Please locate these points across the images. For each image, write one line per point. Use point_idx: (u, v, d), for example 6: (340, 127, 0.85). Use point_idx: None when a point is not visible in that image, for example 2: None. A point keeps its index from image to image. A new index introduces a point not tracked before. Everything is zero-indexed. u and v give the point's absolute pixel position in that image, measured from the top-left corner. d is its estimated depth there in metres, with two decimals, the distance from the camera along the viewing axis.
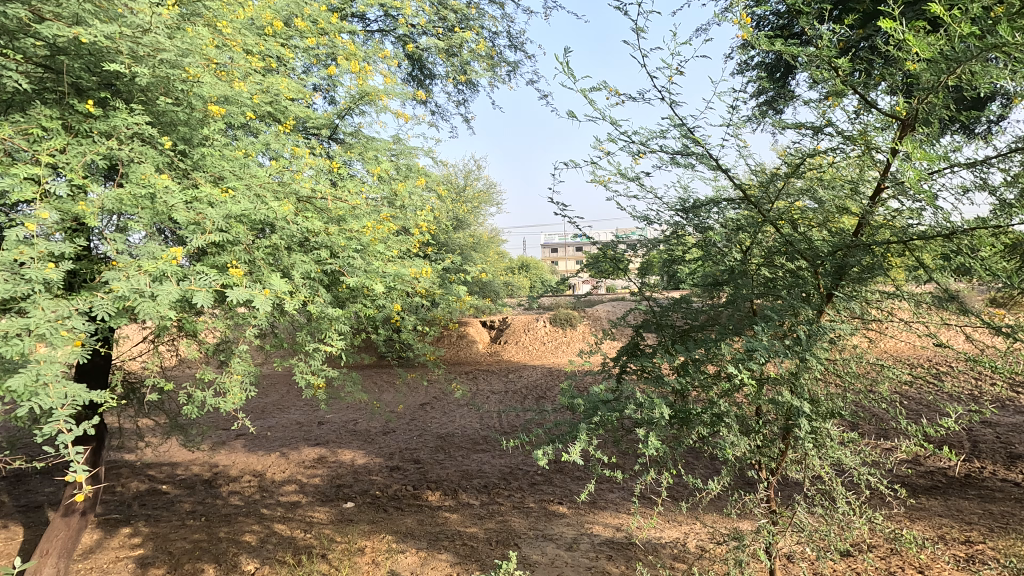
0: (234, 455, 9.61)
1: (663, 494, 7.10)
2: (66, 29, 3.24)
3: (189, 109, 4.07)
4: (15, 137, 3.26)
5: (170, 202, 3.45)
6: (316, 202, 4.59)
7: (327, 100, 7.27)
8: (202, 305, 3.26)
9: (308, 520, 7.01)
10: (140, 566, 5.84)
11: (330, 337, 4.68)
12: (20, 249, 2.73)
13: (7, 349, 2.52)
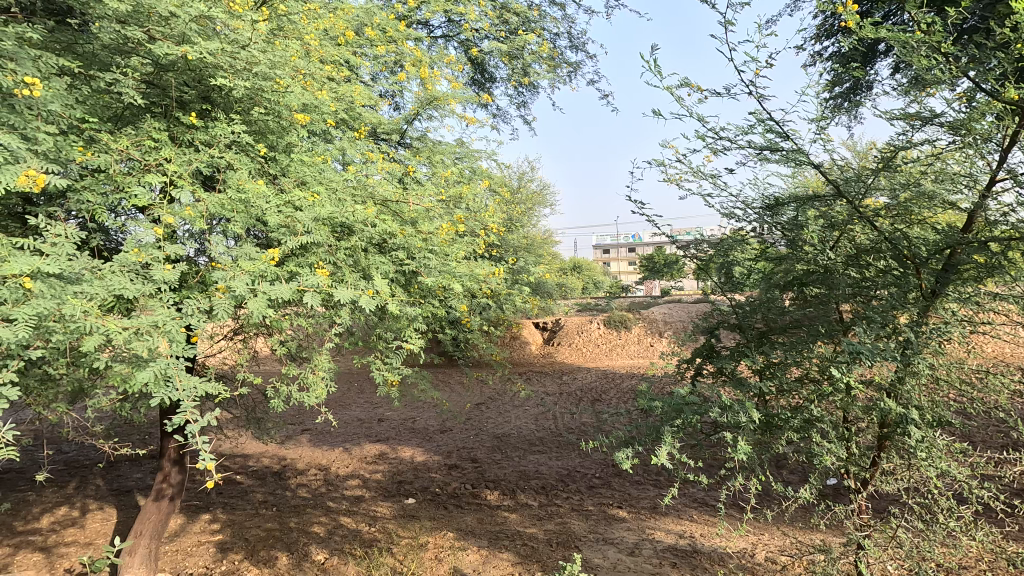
0: (301, 449, 10.01)
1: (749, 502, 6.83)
2: (175, 48, 3.49)
3: (278, 118, 4.30)
4: (132, 148, 3.56)
5: (264, 206, 3.66)
6: (393, 205, 4.70)
7: (394, 107, 7.48)
8: (310, 304, 3.54)
9: (373, 515, 7.22)
10: (219, 551, 6.17)
11: (403, 336, 4.81)
12: (141, 251, 3.01)
13: (142, 345, 2.81)
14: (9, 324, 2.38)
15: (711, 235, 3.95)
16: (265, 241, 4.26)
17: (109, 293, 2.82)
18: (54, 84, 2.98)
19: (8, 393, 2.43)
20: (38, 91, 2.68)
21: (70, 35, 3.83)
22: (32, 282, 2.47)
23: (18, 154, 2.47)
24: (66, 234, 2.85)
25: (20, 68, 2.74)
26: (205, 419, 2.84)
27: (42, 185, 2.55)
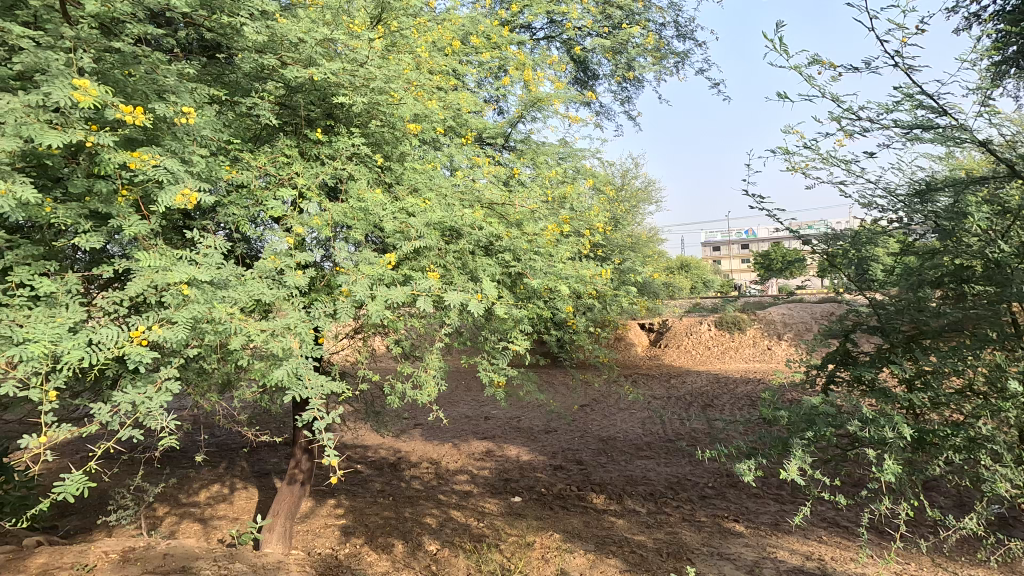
0: (414, 443, 10.51)
1: (898, 528, 6.06)
2: (304, 71, 3.82)
3: (392, 129, 4.55)
4: (269, 165, 3.93)
5: (381, 214, 3.87)
6: (498, 208, 4.76)
7: (498, 111, 7.62)
8: (425, 306, 3.69)
9: (480, 510, 7.40)
10: (343, 535, 6.62)
11: (509, 337, 4.86)
12: (276, 259, 3.32)
13: (278, 345, 3.09)
14: (171, 326, 2.70)
15: (838, 228, 3.56)
16: (381, 246, 4.50)
17: (250, 297, 3.13)
18: (206, 112, 3.34)
19: (171, 387, 2.76)
20: (193, 119, 3.00)
21: (218, 67, 4.32)
22: (189, 288, 2.78)
23: (178, 176, 2.79)
24: (216, 245, 3.19)
25: (178, 98, 3.11)
26: (331, 415, 3.09)
27: (196, 203, 2.85)
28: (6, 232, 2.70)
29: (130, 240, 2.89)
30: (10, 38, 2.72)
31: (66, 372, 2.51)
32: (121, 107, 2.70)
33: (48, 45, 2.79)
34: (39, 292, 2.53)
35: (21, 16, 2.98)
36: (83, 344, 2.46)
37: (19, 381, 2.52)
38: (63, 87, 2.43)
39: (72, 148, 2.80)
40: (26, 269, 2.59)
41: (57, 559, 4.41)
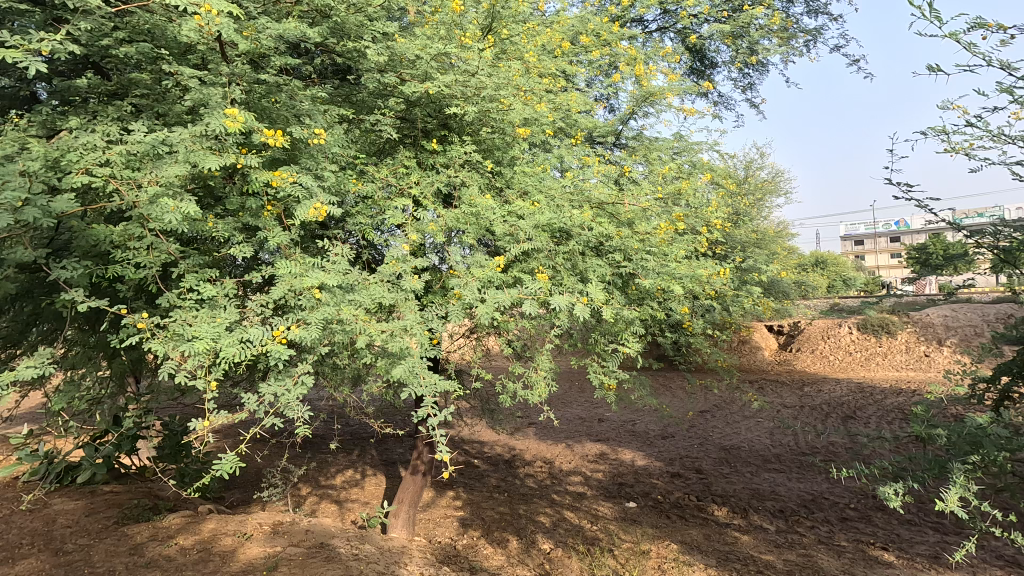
0: (528, 441, 10.67)
1: None
2: (420, 86, 4.08)
3: (502, 135, 4.67)
4: (390, 176, 4.22)
5: (491, 218, 3.99)
6: (608, 208, 4.68)
7: (608, 109, 7.50)
8: (533, 309, 3.72)
9: (594, 513, 7.32)
10: (461, 526, 6.91)
11: (620, 339, 4.76)
12: (396, 264, 3.56)
13: (397, 344, 3.31)
14: (306, 326, 3.00)
15: (1015, 217, 3.03)
16: (493, 249, 4.63)
17: (373, 300, 3.37)
18: (335, 131, 3.66)
19: (306, 380, 3.07)
20: (323, 139, 3.30)
21: (347, 88, 4.72)
22: (319, 292, 3.07)
23: (311, 191, 3.08)
24: (344, 253, 3.49)
25: (312, 121, 3.44)
26: (443, 413, 3.26)
27: (325, 215, 3.13)
28: (181, 244, 3.18)
29: (273, 249, 3.26)
30: (182, 79, 3.20)
31: (223, 365, 2.90)
32: (264, 132, 3.04)
33: (210, 82, 3.24)
34: (203, 295, 2.95)
35: (191, 60, 3.49)
36: (235, 341, 2.82)
37: (190, 372, 2.96)
38: (219, 118, 2.80)
39: (228, 170, 3.22)
40: (195, 276, 3.03)
41: (222, 526, 5.10)
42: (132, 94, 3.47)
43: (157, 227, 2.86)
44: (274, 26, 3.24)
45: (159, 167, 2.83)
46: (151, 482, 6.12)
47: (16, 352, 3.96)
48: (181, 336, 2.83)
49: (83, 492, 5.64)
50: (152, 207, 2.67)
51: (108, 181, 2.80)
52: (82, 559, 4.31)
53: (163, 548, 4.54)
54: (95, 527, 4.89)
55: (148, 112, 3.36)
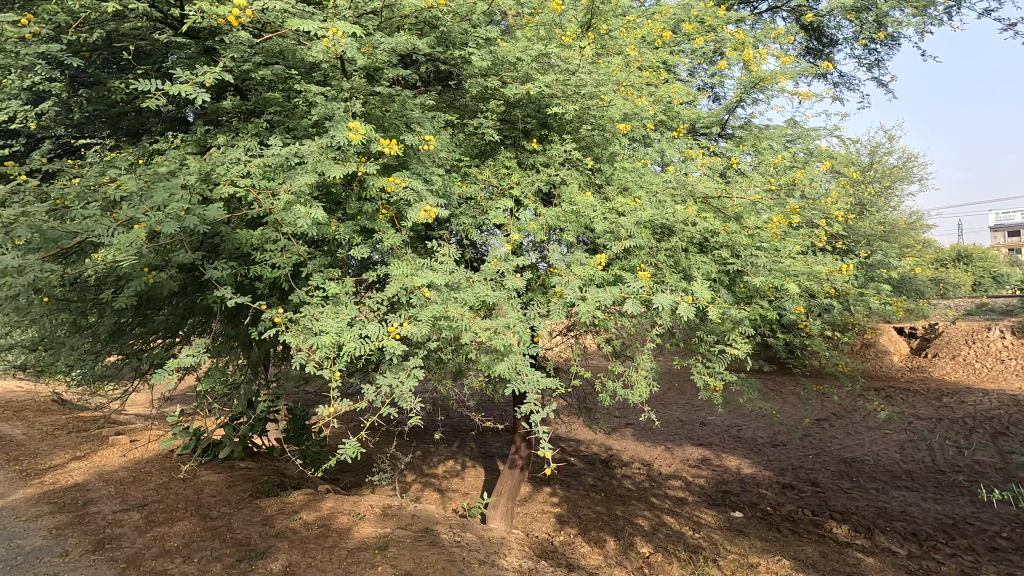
0: (625, 441, 10.47)
1: None
2: (521, 88, 4.18)
3: (602, 131, 4.63)
4: (492, 177, 4.34)
5: (592, 216, 3.98)
6: (714, 202, 4.48)
7: (712, 98, 7.16)
8: (635, 308, 3.66)
9: (697, 520, 7.04)
10: (558, 523, 6.95)
11: (727, 339, 4.53)
12: (498, 263, 3.67)
13: (501, 341, 3.42)
14: (417, 322, 3.18)
15: None
16: (592, 247, 4.61)
17: (478, 298, 3.50)
18: (442, 136, 3.84)
19: (417, 373, 3.27)
20: (432, 144, 3.48)
21: (450, 94, 4.93)
22: (429, 291, 3.24)
23: (421, 194, 3.26)
24: (450, 253, 3.66)
25: (422, 128, 3.64)
26: (545, 410, 3.31)
27: (434, 217, 3.30)
28: (308, 247, 3.50)
29: (387, 250, 3.49)
30: (309, 96, 3.52)
31: (345, 358, 3.16)
32: (381, 141, 3.26)
33: (332, 97, 3.53)
34: (328, 293, 3.23)
35: (316, 77, 3.83)
36: (355, 336, 3.06)
37: (316, 362, 3.25)
38: (342, 130, 3.04)
39: (348, 177, 3.49)
40: (320, 275, 3.33)
41: (339, 505, 5.54)
42: (266, 112, 3.88)
43: (288, 232, 3.17)
44: (387, 41, 3.46)
45: (292, 177, 3.14)
46: (279, 460, 6.79)
47: (174, 341, 4.57)
48: (309, 330, 3.12)
49: (225, 466, 6.39)
50: (287, 213, 2.98)
51: (249, 191, 3.15)
52: (225, 526, 4.88)
53: (290, 521, 5.02)
54: (235, 498, 5.52)
55: (280, 127, 3.73)
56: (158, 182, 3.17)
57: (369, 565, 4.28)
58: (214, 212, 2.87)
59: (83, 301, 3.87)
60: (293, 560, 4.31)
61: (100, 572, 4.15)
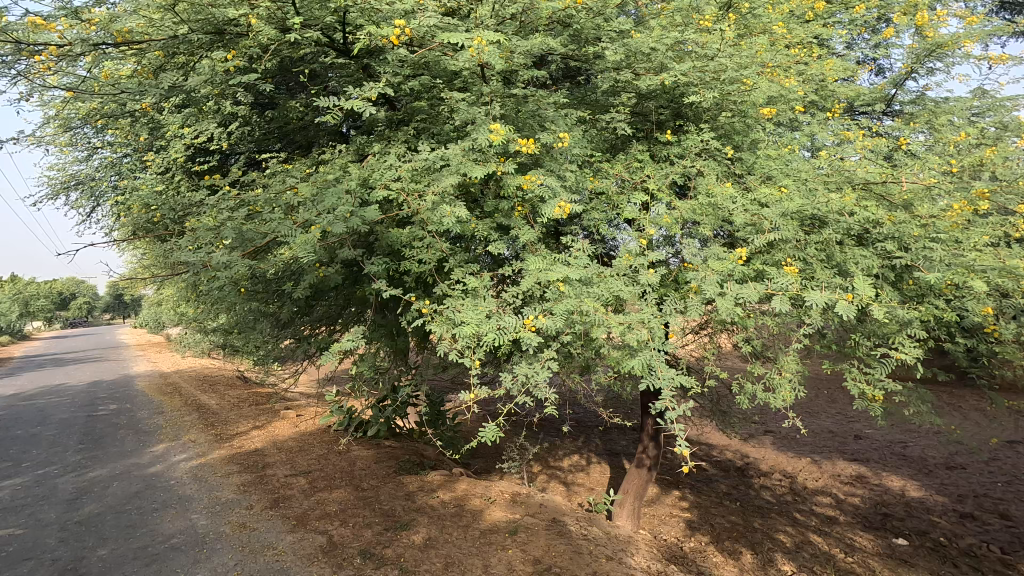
0: (764, 449, 9.72)
1: None
2: (656, 79, 4.11)
3: (743, 118, 4.37)
4: (623, 171, 4.30)
5: (732, 208, 3.79)
6: (877, 188, 4.02)
7: (875, 72, 6.43)
8: (781, 307, 3.41)
9: (850, 543, 6.37)
10: (688, 528, 6.69)
11: (891, 343, 4.03)
12: (631, 258, 3.65)
13: (634, 337, 3.40)
14: (551, 316, 3.28)
15: None
16: (731, 241, 4.37)
17: (610, 293, 3.52)
18: (575, 133, 3.90)
19: (551, 365, 3.37)
20: (566, 141, 3.55)
21: (582, 91, 4.97)
22: (563, 286, 3.32)
23: (556, 191, 3.35)
24: (582, 248, 3.71)
25: (556, 126, 3.73)
26: (680, 408, 3.24)
27: (568, 213, 3.38)
28: (450, 244, 3.76)
29: (522, 246, 3.63)
30: (452, 103, 3.78)
31: (483, 348, 3.36)
32: (518, 141, 3.41)
33: (472, 103, 3.75)
34: (468, 287, 3.45)
35: (457, 84, 4.10)
36: (493, 328, 3.24)
37: (457, 351, 3.49)
38: (484, 133, 3.24)
39: (487, 177, 3.69)
40: (461, 270, 3.57)
41: (472, 488, 5.87)
42: (413, 120, 4.23)
43: (434, 230, 3.44)
44: (524, 44, 3.60)
45: (439, 179, 3.40)
46: (419, 442, 7.35)
47: (335, 328, 5.16)
48: (451, 321, 3.36)
49: (373, 443, 7.07)
50: (434, 212, 3.24)
51: (400, 194, 3.47)
52: (374, 496, 5.42)
53: (429, 498, 5.43)
54: (382, 472, 6.10)
55: (426, 134, 4.05)
56: (327, 188, 3.62)
57: (500, 547, 4.49)
58: (373, 213, 3.22)
59: (267, 292, 4.54)
60: (432, 534, 4.65)
61: (276, 526, 4.82)
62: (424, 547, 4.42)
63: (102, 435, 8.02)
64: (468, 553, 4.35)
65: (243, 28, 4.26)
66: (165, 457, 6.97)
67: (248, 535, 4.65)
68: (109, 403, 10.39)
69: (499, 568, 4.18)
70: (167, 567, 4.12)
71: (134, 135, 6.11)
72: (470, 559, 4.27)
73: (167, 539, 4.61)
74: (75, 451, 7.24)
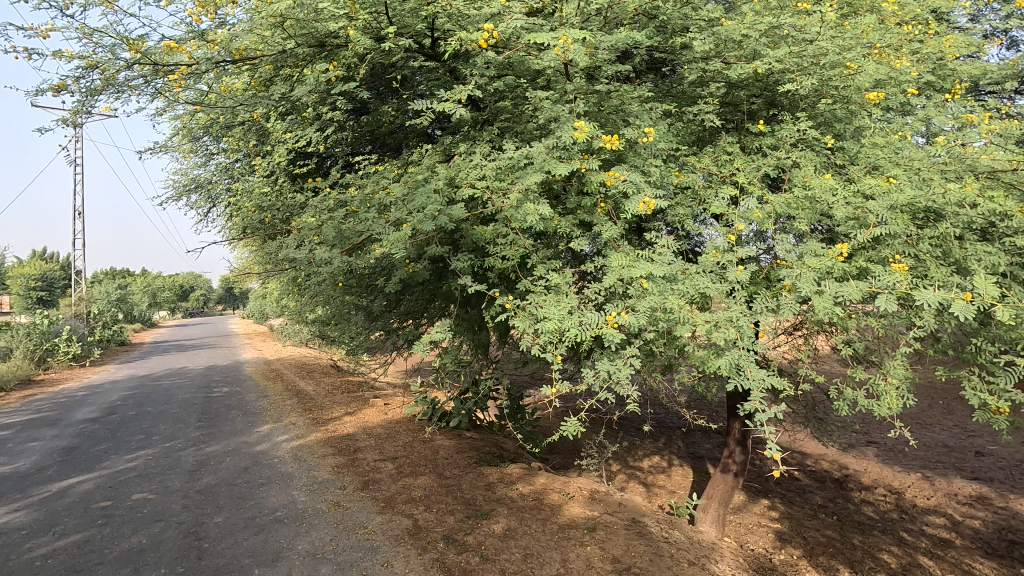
0: (866, 461, 9.00)
1: None
2: (748, 67, 3.94)
3: (846, 104, 4.09)
4: (711, 164, 4.16)
5: (831, 201, 3.56)
6: (1007, 176, 3.57)
7: (1006, 46, 5.77)
8: (888, 307, 3.16)
9: (967, 571, 5.77)
10: (778, 539, 6.35)
11: (1021, 349, 3.60)
12: (718, 255, 3.54)
13: (722, 336, 3.30)
14: (634, 312, 3.25)
15: None
16: (830, 236, 4.10)
17: (696, 291, 3.44)
18: (660, 127, 3.82)
19: (633, 363, 3.34)
20: (652, 136, 3.50)
21: (667, 83, 4.85)
22: (647, 282, 3.28)
23: (640, 187, 3.33)
24: (667, 244, 3.63)
25: (640, 121, 3.68)
26: (771, 411, 3.11)
27: (652, 208, 3.34)
28: (533, 240, 3.83)
29: (605, 242, 3.63)
30: (536, 102, 3.84)
31: (566, 343, 3.39)
32: (602, 137, 3.43)
33: (556, 101, 3.79)
34: (551, 283, 3.49)
35: (540, 83, 4.15)
36: (576, 324, 3.27)
37: (539, 346, 3.55)
38: (568, 130, 3.30)
39: (570, 174, 3.72)
40: (543, 266, 3.62)
41: (551, 483, 5.92)
42: (498, 120, 4.33)
43: (517, 227, 3.52)
44: (609, 40, 3.59)
45: (523, 177, 3.47)
46: (499, 434, 7.51)
47: (421, 322, 5.40)
48: (534, 317, 3.42)
49: (456, 434, 7.32)
50: (519, 210, 3.31)
51: (485, 192, 3.59)
52: (456, 485, 5.62)
53: (509, 490, 5.55)
54: (464, 462, 6.31)
55: (509, 133, 4.13)
56: (417, 188, 3.80)
57: (579, 543, 4.50)
58: (460, 211, 3.35)
59: (361, 287, 4.83)
60: (511, 525, 4.76)
61: (367, 506, 5.14)
62: (504, 537, 4.54)
63: (217, 415, 8.89)
64: (547, 546, 4.41)
65: (341, 39, 4.55)
66: (269, 437, 7.61)
67: (342, 513, 4.98)
68: (222, 386, 11.47)
69: (577, 564, 4.19)
70: (273, 536, 4.53)
71: (245, 142, 6.70)
72: (548, 552, 4.32)
73: (272, 511, 5.06)
74: (195, 427, 8.08)
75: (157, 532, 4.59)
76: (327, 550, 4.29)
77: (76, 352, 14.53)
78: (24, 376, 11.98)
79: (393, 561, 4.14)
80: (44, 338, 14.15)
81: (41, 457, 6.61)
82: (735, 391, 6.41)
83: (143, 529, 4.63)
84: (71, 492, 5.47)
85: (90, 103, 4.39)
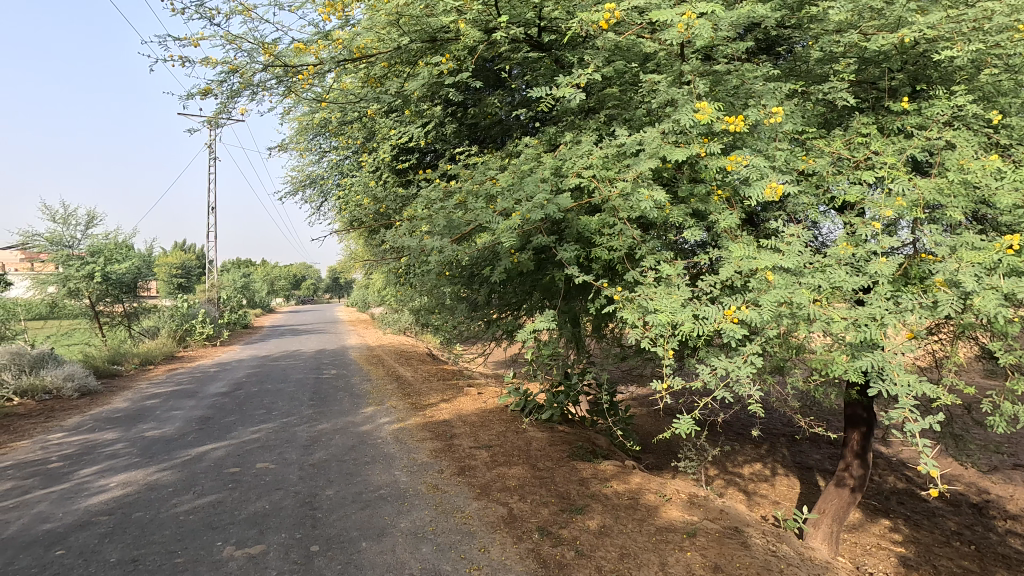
0: (1014, 486, 7.83)
1: None
2: (892, 36, 3.53)
3: (1014, 73, 3.55)
4: (843, 147, 3.76)
5: (996, 185, 3.10)
6: None
7: None
8: None
9: None
10: (903, 564, 5.71)
11: None
12: (854, 246, 3.19)
13: (860, 335, 2.98)
14: (756, 308, 3.04)
15: None
16: (988, 228, 3.56)
17: (830, 285, 3.14)
18: (786, 108, 3.51)
19: (754, 361, 3.10)
20: (780, 116, 3.24)
21: (790, 61, 4.47)
22: (772, 275, 3.04)
23: (765, 171, 3.11)
24: (794, 234, 3.33)
25: (765, 101, 3.40)
26: (924, 420, 2.76)
27: (780, 194, 3.10)
28: (640, 231, 3.69)
29: (720, 232, 3.42)
30: (648, 87, 3.69)
31: (677, 337, 3.23)
32: (723, 119, 3.23)
33: (670, 84, 3.63)
34: (661, 275, 3.34)
35: (651, 67, 4.00)
36: (691, 317, 3.10)
37: (646, 339, 3.40)
38: (688, 113, 3.14)
39: (682, 161, 3.55)
40: (653, 257, 3.47)
41: (647, 483, 5.72)
42: (604, 107, 4.22)
43: (626, 216, 3.41)
44: (731, 16, 3.37)
45: (636, 163, 3.33)
46: (591, 429, 7.40)
47: (519, 313, 5.41)
48: (644, 309, 3.29)
49: (548, 426, 7.29)
50: (632, 197, 3.20)
51: (592, 180, 3.49)
52: (549, 477, 5.61)
53: (602, 487, 5.45)
54: (557, 455, 6.27)
55: (617, 120, 4.01)
56: (522, 178, 3.80)
57: (678, 548, 4.30)
58: (568, 201, 3.30)
59: (462, 277, 4.93)
60: (606, 522, 4.66)
61: (464, 492, 5.27)
62: (599, 534, 4.45)
63: (326, 395, 9.53)
64: (644, 548, 4.26)
65: (452, 33, 4.66)
66: (373, 418, 8.03)
67: (441, 496, 5.15)
68: (331, 369, 12.32)
69: (677, 568, 4.00)
70: (378, 513, 4.77)
71: (356, 140, 7.08)
72: (646, 554, 4.18)
73: (376, 489, 5.33)
74: (308, 406, 8.74)
75: (278, 500, 5.00)
76: (427, 531, 4.45)
77: (209, 334, 16.22)
78: (168, 352, 13.60)
79: (490, 547, 4.20)
80: (184, 319, 15.92)
81: (183, 424, 7.45)
82: (857, 399, 5.88)
83: (266, 495, 5.06)
84: (206, 457, 6.10)
85: (230, 104, 4.83)
